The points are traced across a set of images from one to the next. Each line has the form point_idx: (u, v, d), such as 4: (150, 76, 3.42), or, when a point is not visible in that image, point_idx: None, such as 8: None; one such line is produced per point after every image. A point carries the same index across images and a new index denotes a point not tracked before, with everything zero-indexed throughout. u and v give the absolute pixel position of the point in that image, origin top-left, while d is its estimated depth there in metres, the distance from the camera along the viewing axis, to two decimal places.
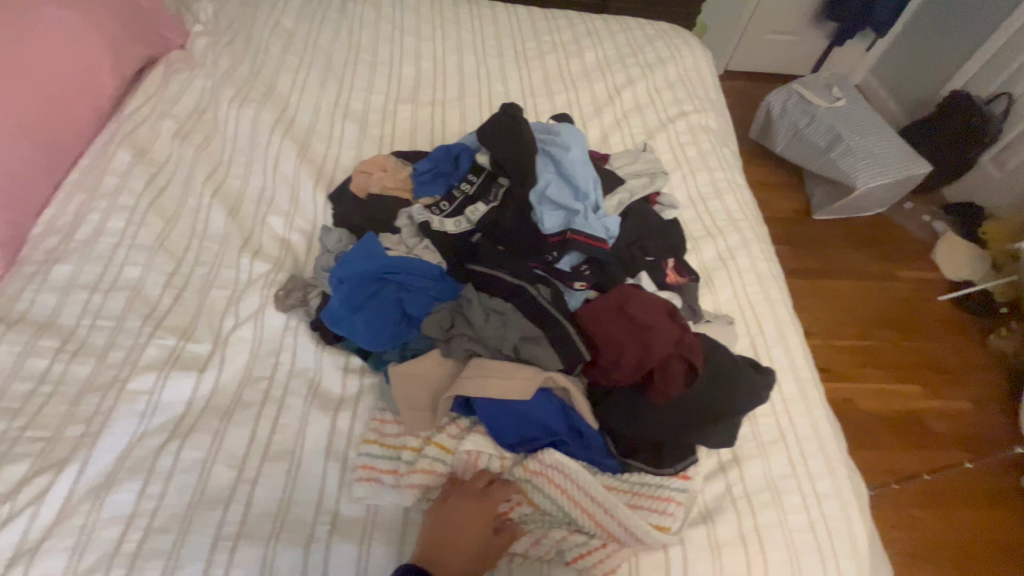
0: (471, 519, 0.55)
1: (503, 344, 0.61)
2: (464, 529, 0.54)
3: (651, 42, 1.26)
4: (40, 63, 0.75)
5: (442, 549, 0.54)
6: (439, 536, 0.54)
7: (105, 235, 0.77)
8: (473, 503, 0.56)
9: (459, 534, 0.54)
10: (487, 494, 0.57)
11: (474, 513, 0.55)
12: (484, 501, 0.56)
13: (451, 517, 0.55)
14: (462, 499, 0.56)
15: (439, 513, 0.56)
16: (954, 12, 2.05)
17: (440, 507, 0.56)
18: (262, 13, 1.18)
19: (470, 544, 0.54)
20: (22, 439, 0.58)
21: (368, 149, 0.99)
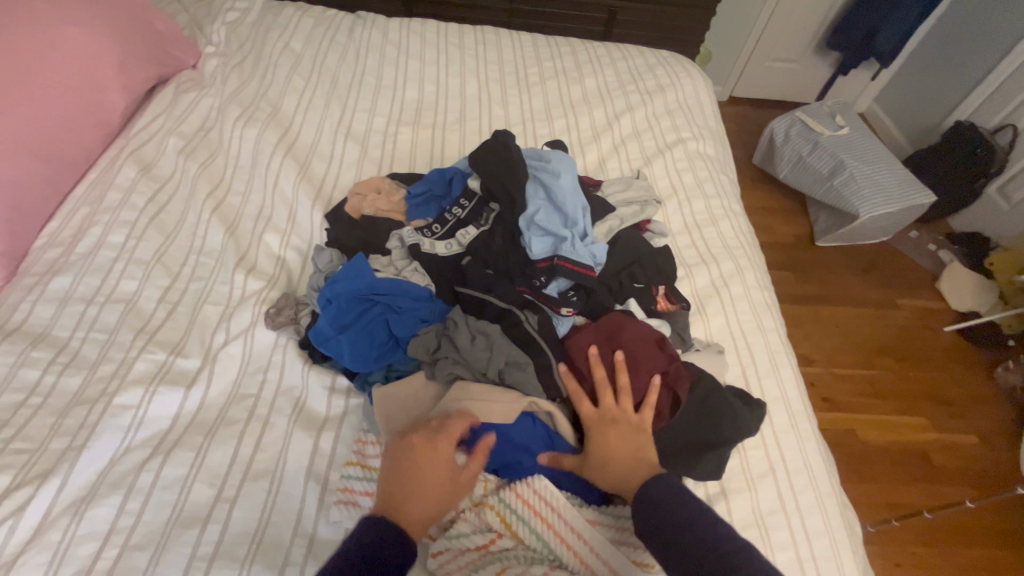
0: (430, 463, 0.52)
1: (488, 368, 0.60)
2: (423, 469, 0.52)
3: (652, 69, 1.28)
4: (54, 82, 0.78)
5: (403, 500, 0.51)
6: (400, 484, 0.52)
7: (105, 248, 0.78)
8: (431, 449, 0.53)
9: (419, 481, 0.52)
10: (441, 437, 0.54)
11: (433, 456, 0.53)
12: (439, 443, 0.53)
13: (410, 464, 0.52)
14: (418, 444, 0.53)
15: (400, 465, 0.53)
16: (957, 44, 2.06)
17: (400, 460, 0.53)
18: (272, 36, 1.21)
19: (437, 487, 0.52)
20: (6, 451, 0.58)
21: (368, 170, 1.01)
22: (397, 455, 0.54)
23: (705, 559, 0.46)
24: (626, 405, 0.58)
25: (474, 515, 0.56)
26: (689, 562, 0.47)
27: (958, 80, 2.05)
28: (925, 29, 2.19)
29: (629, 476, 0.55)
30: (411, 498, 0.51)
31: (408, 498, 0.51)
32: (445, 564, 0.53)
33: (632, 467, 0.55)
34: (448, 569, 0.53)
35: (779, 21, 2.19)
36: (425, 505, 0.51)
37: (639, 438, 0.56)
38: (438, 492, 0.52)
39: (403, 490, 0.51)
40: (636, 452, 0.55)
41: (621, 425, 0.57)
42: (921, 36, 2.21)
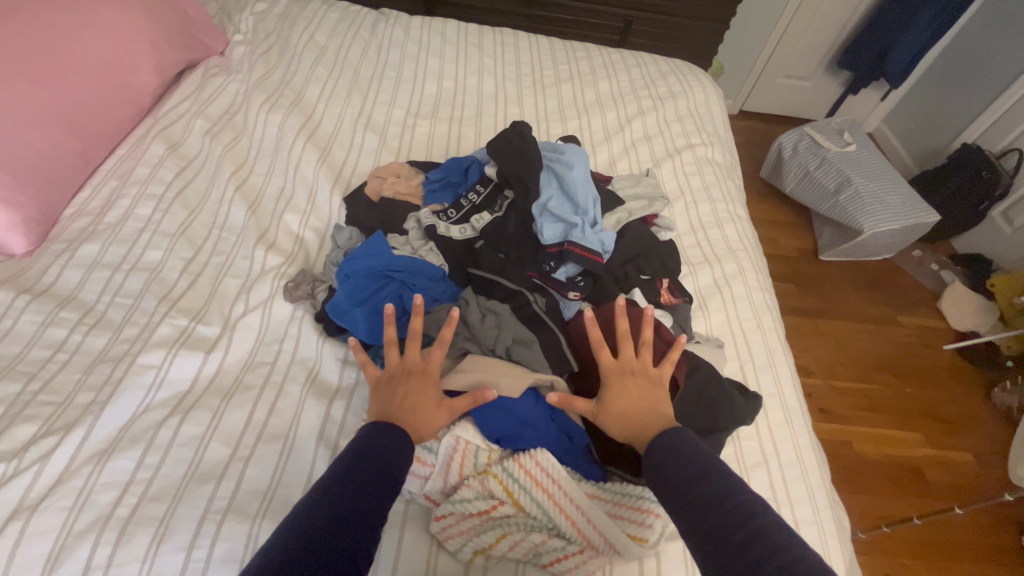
0: (421, 384, 0.57)
1: (497, 342, 0.63)
2: (416, 387, 0.56)
3: (665, 77, 1.32)
4: (89, 59, 0.82)
5: (399, 412, 0.55)
6: (396, 403, 0.55)
7: (131, 220, 0.81)
8: (422, 379, 0.57)
9: (413, 398, 0.56)
10: (430, 361, 0.58)
11: (424, 378, 0.57)
12: (428, 368, 0.58)
13: (403, 388, 0.56)
14: (410, 371, 0.58)
15: (393, 389, 0.57)
16: (965, 69, 2.10)
17: (393, 387, 0.57)
18: (299, 27, 1.26)
19: (428, 408, 0.55)
20: (34, 402, 0.61)
21: (386, 158, 1.04)
22: (391, 380, 0.58)
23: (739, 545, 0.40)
24: (641, 362, 0.59)
25: (478, 482, 0.58)
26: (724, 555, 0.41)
27: (966, 104, 2.08)
28: (935, 52, 2.23)
29: (647, 431, 0.54)
30: (407, 411, 0.55)
31: (404, 409, 0.55)
32: (447, 528, 0.56)
33: (649, 421, 0.55)
34: (450, 533, 0.56)
35: (792, 37, 2.23)
36: (420, 419, 0.55)
37: (653, 396, 0.57)
38: (432, 408, 0.56)
39: (399, 403, 0.55)
40: (650, 407, 0.56)
41: (636, 382, 0.58)
42: (931, 59, 2.24)
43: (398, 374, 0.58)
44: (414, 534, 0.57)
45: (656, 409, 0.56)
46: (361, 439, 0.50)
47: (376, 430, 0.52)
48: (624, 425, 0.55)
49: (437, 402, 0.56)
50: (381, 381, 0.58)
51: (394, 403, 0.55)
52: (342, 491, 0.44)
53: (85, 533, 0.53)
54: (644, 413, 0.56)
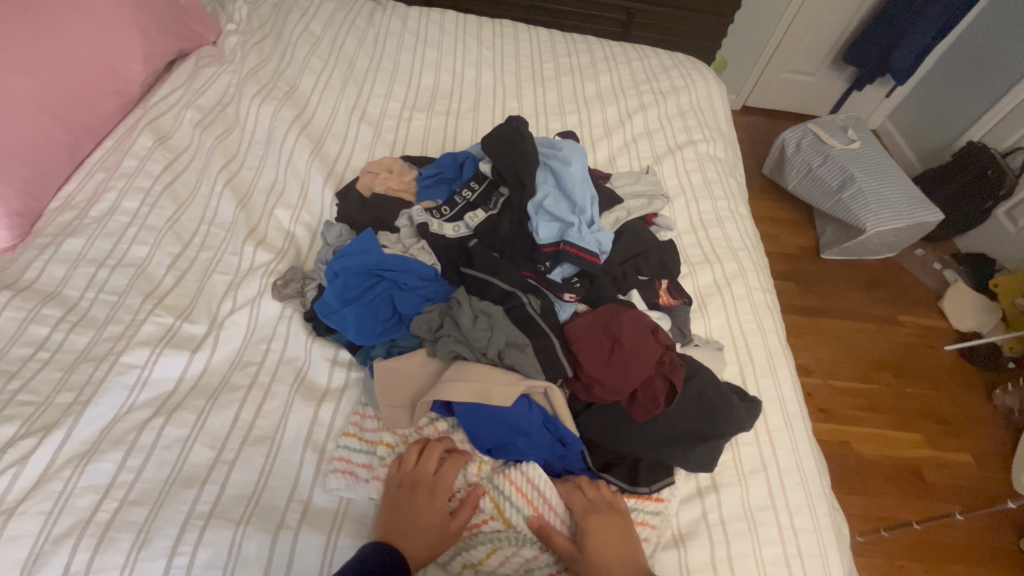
0: (428, 503, 0.55)
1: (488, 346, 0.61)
2: (423, 505, 0.55)
3: (667, 71, 1.29)
4: (75, 48, 0.79)
5: (402, 537, 0.53)
6: (399, 516, 0.55)
7: (118, 214, 0.79)
8: (427, 484, 0.57)
9: (418, 509, 0.55)
10: (440, 476, 0.57)
11: (430, 495, 0.56)
12: (437, 483, 0.57)
13: (408, 504, 0.55)
14: (418, 483, 0.57)
15: (399, 495, 0.56)
16: (973, 66, 2.06)
17: (399, 493, 0.57)
18: (293, 16, 1.23)
19: (433, 516, 0.55)
20: (13, 402, 0.59)
21: (381, 152, 1.02)
22: (396, 494, 0.57)
23: None
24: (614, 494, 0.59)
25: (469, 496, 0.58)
26: None
27: (973, 101, 2.04)
28: (943, 48, 2.18)
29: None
30: (411, 533, 0.54)
31: (407, 532, 0.54)
32: None
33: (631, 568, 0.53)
34: None
35: (797, 32, 2.19)
36: (424, 533, 0.54)
37: (629, 542, 0.55)
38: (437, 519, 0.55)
39: (403, 523, 0.54)
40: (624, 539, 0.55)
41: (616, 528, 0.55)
42: (939, 55, 2.20)
43: (405, 482, 0.58)
44: None
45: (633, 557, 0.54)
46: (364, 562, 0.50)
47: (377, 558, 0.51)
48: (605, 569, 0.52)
49: (441, 523, 0.55)
50: (392, 484, 0.58)
51: (397, 524, 0.54)
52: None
53: (63, 538, 0.52)
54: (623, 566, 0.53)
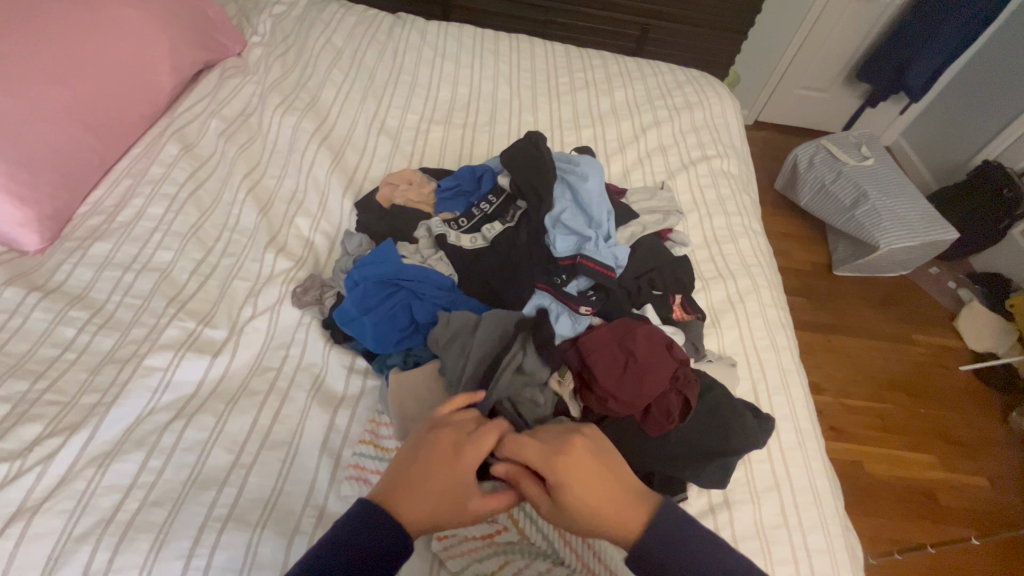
0: (436, 479, 0.46)
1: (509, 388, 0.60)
2: (441, 474, 0.47)
3: (681, 87, 1.30)
4: (111, 61, 0.82)
5: (407, 497, 0.46)
6: (403, 484, 0.47)
7: (144, 220, 0.81)
8: (444, 460, 0.47)
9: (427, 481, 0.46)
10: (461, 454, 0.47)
11: (455, 463, 0.47)
12: (456, 462, 0.47)
13: (416, 472, 0.47)
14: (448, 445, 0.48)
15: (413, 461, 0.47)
16: (989, 84, 2.06)
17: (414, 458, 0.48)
18: (315, 30, 1.26)
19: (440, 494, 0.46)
20: (39, 401, 0.61)
21: (398, 163, 1.04)
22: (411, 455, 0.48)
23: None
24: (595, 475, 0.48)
25: None
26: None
27: (989, 120, 2.04)
28: (958, 66, 2.18)
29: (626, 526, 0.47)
30: (416, 497, 0.46)
31: (410, 495, 0.46)
32: (450, 547, 0.56)
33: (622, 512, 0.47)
34: (452, 553, 0.55)
35: (811, 49, 2.20)
36: (425, 508, 0.46)
37: (603, 476, 0.47)
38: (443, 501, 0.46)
39: (411, 484, 0.46)
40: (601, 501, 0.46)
41: (579, 467, 0.47)
42: (954, 72, 2.19)
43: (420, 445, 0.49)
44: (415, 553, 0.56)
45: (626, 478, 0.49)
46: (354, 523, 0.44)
47: (367, 525, 0.44)
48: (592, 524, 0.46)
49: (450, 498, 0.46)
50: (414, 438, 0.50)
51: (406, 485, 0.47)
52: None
53: (85, 536, 0.53)
54: (613, 498, 0.47)
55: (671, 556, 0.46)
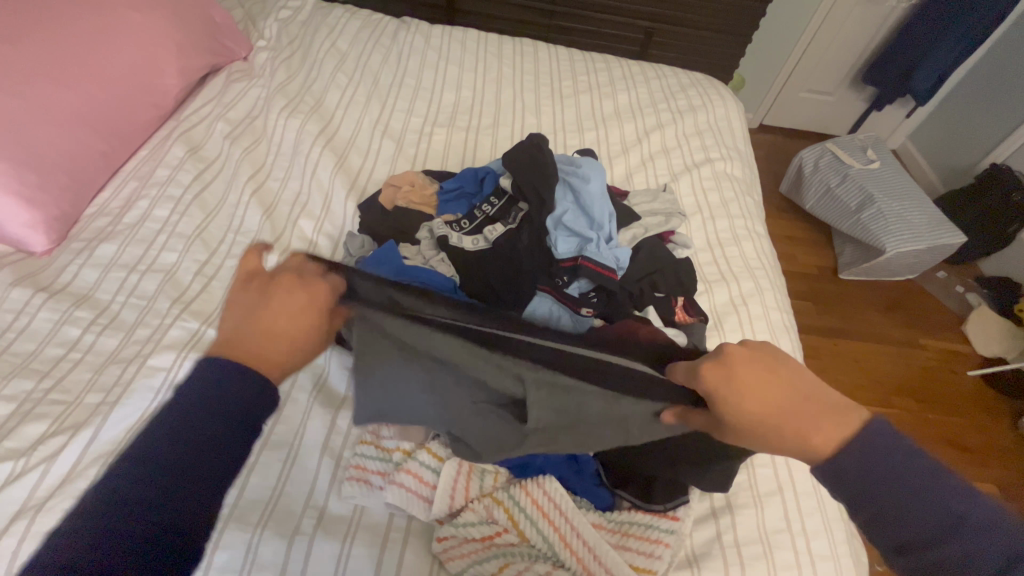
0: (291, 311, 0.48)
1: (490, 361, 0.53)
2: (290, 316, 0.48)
3: (685, 90, 1.30)
4: (119, 65, 0.83)
5: (260, 347, 0.46)
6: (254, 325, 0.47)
7: (150, 221, 0.82)
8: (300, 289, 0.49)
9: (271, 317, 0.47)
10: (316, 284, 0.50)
11: (293, 301, 0.48)
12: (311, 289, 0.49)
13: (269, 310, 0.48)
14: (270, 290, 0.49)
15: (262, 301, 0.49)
16: (997, 88, 2.04)
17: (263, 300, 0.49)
18: (321, 34, 1.27)
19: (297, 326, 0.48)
20: (44, 401, 0.61)
21: (401, 166, 1.04)
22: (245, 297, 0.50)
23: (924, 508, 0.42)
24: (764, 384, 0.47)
25: (483, 507, 0.59)
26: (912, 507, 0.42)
27: (998, 123, 2.02)
28: (965, 69, 2.16)
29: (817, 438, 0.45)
30: (275, 345, 0.46)
31: (268, 341, 0.46)
32: (449, 549, 0.57)
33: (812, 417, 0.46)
34: (451, 555, 0.56)
35: (816, 52, 2.20)
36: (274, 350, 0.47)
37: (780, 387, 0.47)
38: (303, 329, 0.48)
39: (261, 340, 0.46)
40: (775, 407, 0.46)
41: (752, 377, 0.47)
42: (961, 76, 2.18)
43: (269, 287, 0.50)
44: (415, 552, 0.58)
45: (812, 389, 0.47)
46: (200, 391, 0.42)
47: (218, 375, 0.42)
48: (770, 430, 0.46)
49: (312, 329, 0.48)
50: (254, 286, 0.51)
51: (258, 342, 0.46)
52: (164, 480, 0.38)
53: None
54: (808, 411, 0.46)
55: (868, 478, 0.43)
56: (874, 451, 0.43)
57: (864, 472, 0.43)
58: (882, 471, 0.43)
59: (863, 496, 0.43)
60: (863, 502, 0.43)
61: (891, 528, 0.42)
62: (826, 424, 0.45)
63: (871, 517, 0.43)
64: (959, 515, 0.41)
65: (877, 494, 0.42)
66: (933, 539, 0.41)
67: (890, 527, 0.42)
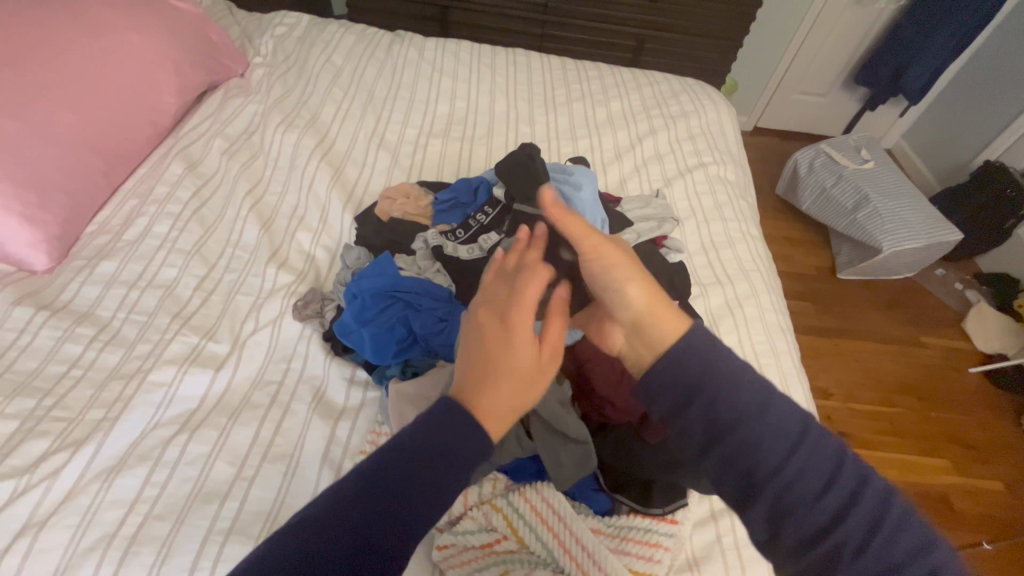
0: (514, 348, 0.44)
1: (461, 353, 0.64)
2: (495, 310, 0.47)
3: (677, 95, 1.32)
4: (116, 85, 0.85)
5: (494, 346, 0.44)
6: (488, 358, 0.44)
7: (149, 238, 0.83)
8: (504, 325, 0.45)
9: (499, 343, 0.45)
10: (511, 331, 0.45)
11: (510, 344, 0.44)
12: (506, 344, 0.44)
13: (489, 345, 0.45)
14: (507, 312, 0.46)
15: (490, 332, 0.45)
16: (990, 85, 2.05)
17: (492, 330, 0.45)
18: (316, 48, 1.29)
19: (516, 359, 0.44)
20: (47, 417, 0.62)
21: (398, 177, 1.06)
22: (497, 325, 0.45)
23: (802, 500, 0.43)
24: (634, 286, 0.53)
25: (482, 514, 0.60)
26: (790, 500, 0.43)
27: (992, 120, 2.03)
28: (958, 66, 2.17)
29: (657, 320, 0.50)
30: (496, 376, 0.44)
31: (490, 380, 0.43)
32: (449, 558, 0.57)
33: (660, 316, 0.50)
34: (452, 563, 0.57)
35: (807, 54, 2.22)
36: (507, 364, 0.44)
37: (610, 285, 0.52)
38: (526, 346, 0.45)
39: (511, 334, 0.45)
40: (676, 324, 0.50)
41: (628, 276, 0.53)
42: (954, 73, 2.19)
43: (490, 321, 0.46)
44: (416, 561, 0.59)
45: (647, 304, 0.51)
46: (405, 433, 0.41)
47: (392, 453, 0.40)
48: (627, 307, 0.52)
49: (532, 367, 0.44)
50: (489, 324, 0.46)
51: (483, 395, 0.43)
52: (357, 503, 0.38)
53: (89, 552, 0.54)
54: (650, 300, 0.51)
55: (760, 458, 0.44)
56: (714, 359, 0.47)
57: (770, 445, 0.44)
58: (735, 389, 0.45)
59: (736, 466, 0.45)
60: (758, 485, 0.44)
61: (790, 502, 0.43)
62: (666, 367, 0.48)
63: (770, 500, 0.43)
64: (844, 492, 0.43)
65: (757, 466, 0.44)
66: (821, 497, 0.43)
67: (791, 491, 0.43)
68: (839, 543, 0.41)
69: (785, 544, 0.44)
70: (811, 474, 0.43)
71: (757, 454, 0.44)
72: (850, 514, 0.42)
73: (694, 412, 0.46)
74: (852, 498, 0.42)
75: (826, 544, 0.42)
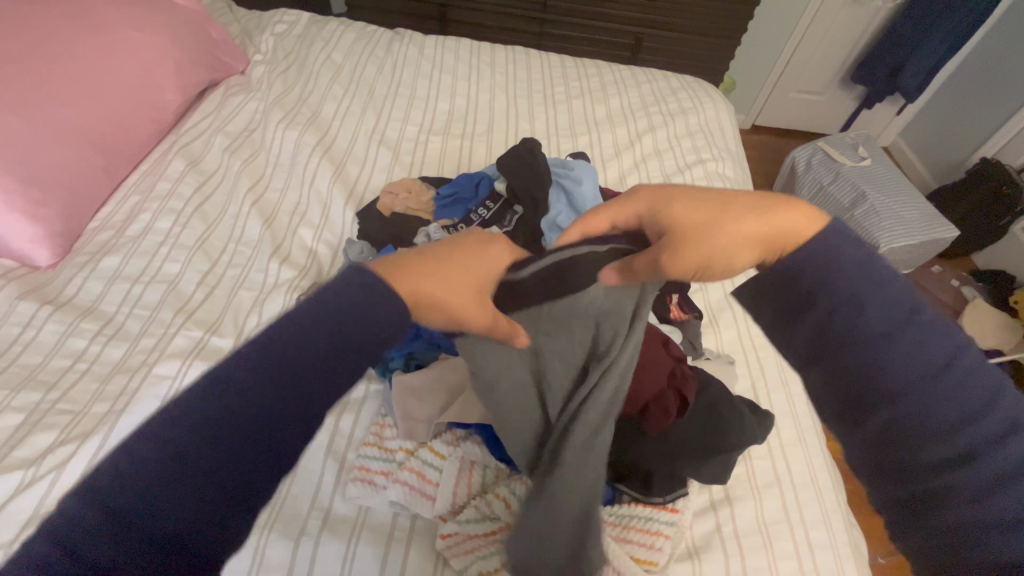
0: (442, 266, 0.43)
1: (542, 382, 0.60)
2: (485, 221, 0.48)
3: (676, 93, 1.32)
4: (117, 82, 0.85)
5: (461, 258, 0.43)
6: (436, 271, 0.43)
7: (152, 234, 0.84)
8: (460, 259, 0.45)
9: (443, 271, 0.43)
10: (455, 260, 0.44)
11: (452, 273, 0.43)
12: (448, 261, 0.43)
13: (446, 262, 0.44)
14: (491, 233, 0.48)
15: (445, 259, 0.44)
16: (986, 83, 2.06)
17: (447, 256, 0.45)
18: (317, 46, 1.30)
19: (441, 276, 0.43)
20: (52, 410, 0.63)
21: (398, 174, 1.06)
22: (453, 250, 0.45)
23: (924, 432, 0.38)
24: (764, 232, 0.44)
25: (485, 503, 0.60)
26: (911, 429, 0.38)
27: (987, 117, 2.04)
28: (954, 64, 2.19)
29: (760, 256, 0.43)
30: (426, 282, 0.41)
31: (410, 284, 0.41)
32: (453, 546, 0.58)
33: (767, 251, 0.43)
34: (455, 551, 0.58)
35: (805, 53, 2.23)
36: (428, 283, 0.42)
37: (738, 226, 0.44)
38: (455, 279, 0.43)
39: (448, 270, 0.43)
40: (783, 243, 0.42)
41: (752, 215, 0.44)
42: (950, 72, 2.21)
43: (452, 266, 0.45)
44: (419, 550, 0.59)
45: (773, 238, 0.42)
46: (343, 295, 0.36)
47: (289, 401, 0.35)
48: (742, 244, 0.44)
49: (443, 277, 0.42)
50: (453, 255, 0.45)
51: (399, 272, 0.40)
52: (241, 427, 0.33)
53: None
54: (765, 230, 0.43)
55: (874, 383, 0.39)
56: (846, 266, 0.40)
57: (889, 372, 0.38)
58: (861, 308, 0.39)
59: (847, 385, 0.40)
60: (872, 405, 0.39)
61: (911, 423, 0.38)
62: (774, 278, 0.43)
63: (885, 419, 0.39)
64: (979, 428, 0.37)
65: (875, 390, 0.39)
66: (945, 433, 0.37)
67: (914, 421, 0.38)
68: (958, 481, 0.37)
69: (888, 473, 0.40)
70: (947, 405, 0.38)
71: (881, 378, 0.39)
72: (988, 454, 0.37)
73: (808, 325, 0.41)
74: (990, 439, 0.37)
75: (940, 481, 0.38)
